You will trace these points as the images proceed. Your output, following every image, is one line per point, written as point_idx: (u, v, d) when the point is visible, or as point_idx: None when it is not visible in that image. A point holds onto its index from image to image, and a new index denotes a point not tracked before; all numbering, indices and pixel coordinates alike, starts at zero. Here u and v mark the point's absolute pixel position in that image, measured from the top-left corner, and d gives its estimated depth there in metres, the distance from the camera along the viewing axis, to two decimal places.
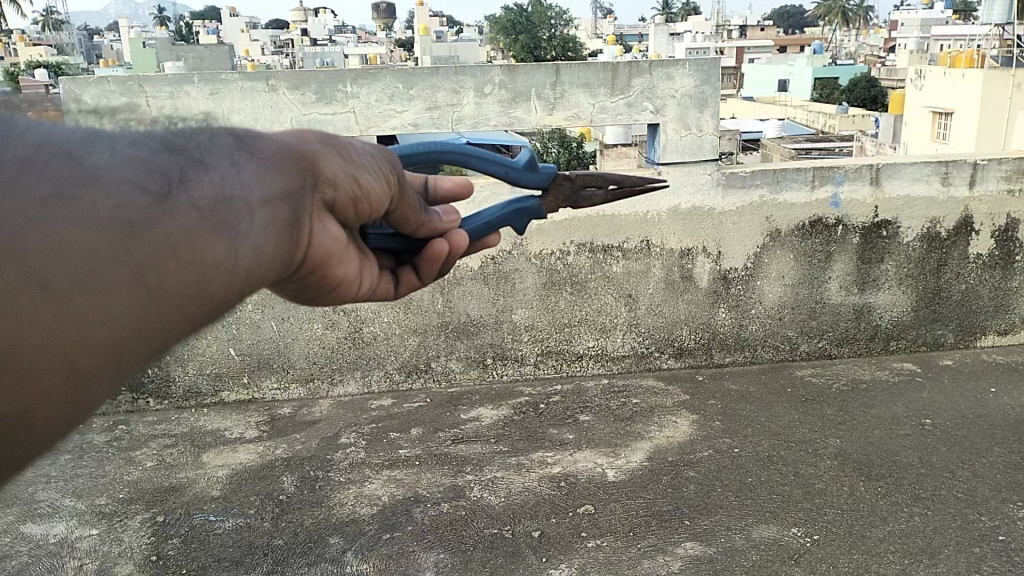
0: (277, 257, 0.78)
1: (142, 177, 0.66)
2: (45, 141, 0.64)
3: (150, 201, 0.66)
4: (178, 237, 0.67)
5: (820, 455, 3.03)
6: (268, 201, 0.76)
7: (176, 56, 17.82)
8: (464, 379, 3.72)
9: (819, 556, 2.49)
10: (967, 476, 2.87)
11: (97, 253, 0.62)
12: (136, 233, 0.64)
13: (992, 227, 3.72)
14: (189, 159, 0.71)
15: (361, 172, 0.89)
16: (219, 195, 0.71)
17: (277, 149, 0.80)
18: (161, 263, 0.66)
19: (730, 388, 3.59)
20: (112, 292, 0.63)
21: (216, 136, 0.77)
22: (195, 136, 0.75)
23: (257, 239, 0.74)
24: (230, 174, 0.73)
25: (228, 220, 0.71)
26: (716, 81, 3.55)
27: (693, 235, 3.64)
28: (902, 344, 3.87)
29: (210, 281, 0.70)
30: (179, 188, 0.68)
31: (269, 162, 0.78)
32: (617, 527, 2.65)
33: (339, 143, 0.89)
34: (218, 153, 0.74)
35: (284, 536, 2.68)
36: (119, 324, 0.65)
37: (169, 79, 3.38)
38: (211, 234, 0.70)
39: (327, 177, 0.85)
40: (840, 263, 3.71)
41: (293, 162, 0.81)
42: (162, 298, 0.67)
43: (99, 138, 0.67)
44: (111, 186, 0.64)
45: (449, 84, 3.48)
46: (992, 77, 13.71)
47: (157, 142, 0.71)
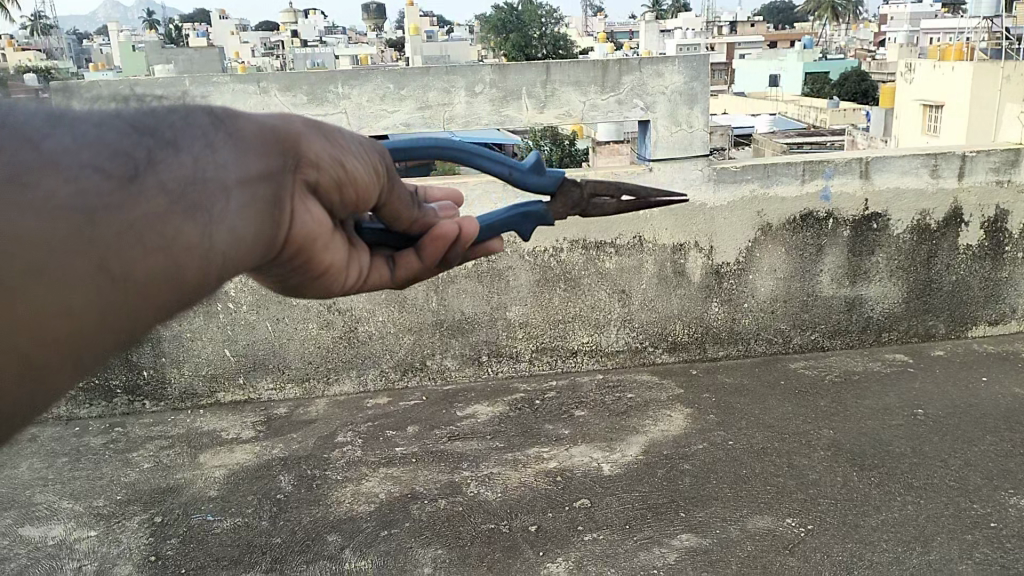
0: (257, 241, 0.73)
1: (107, 157, 0.60)
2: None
3: (114, 186, 0.60)
4: (147, 222, 0.61)
5: (814, 446, 3.06)
6: (246, 182, 0.71)
7: (165, 58, 17.79)
8: (459, 376, 3.73)
9: (813, 545, 2.51)
10: (959, 464, 2.90)
11: (53, 242, 0.57)
12: (98, 220, 0.59)
13: (981, 218, 3.75)
14: (159, 138, 0.66)
15: (349, 155, 0.85)
16: (192, 176, 0.66)
17: (256, 129, 0.75)
18: (128, 251, 0.61)
19: (724, 381, 3.61)
20: (72, 282, 0.58)
21: (190, 114, 0.71)
22: (165, 113, 0.70)
23: (234, 221, 0.69)
24: (205, 155, 0.68)
25: (203, 203, 0.66)
26: (705, 77, 3.59)
27: (685, 230, 3.66)
28: (894, 335, 3.90)
29: (183, 267, 0.65)
30: (147, 170, 0.63)
31: (247, 142, 0.73)
32: (613, 520, 2.67)
33: (324, 125, 0.84)
34: (191, 132, 0.68)
35: (283, 534, 2.69)
36: (82, 316, 0.60)
37: (161, 81, 3.38)
38: (186, 218, 0.64)
39: (310, 158, 0.81)
40: (831, 256, 3.74)
41: (273, 143, 0.76)
42: (130, 286, 0.62)
43: (61, 118, 0.61)
44: (71, 170, 0.58)
45: (440, 83, 3.50)
46: (981, 69, 13.77)
47: (124, 120, 0.65)
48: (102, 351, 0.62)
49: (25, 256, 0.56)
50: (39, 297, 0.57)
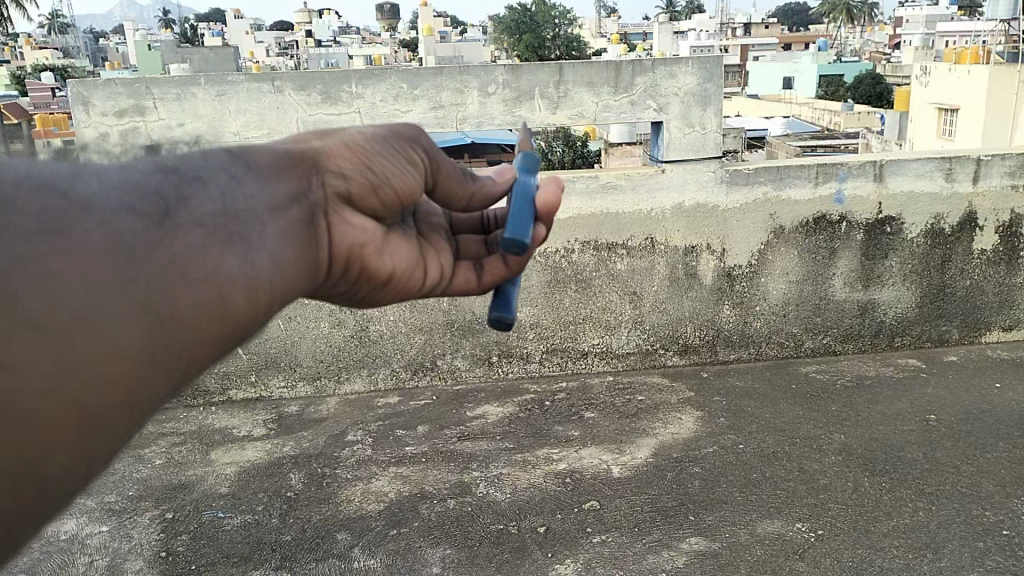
0: (297, 257, 0.85)
1: (139, 203, 0.69)
2: (23, 176, 0.65)
3: (146, 226, 0.69)
4: (184, 257, 0.71)
5: (825, 451, 3.04)
6: (272, 209, 0.82)
7: (180, 56, 17.86)
8: (469, 377, 3.74)
9: (823, 551, 2.50)
10: (971, 470, 2.88)
11: (108, 280, 0.65)
12: (143, 257, 0.67)
13: (995, 223, 3.73)
14: (186, 180, 0.75)
15: (373, 158, 0.97)
16: (220, 210, 0.76)
17: (278, 157, 0.88)
18: (173, 285, 0.69)
19: (735, 385, 3.60)
20: (127, 322, 0.66)
21: (213, 155, 0.82)
22: (190, 155, 0.80)
23: (267, 244, 0.80)
24: (228, 189, 0.78)
25: (236, 234, 0.76)
26: (719, 78, 3.57)
27: (697, 233, 3.66)
28: (907, 339, 3.87)
29: (223, 297, 0.74)
30: (179, 208, 0.72)
31: (266, 173, 0.84)
32: (622, 522, 2.66)
33: (344, 135, 0.97)
34: (213, 172, 0.79)
35: (293, 532, 2.70)
36: (139, 353, 0.67)
37: (176, 80, 3.40)
38: (221, 251, 0.74)
39: (333, 172, 0.93)
40: (844, 260, 3.72)
41: (295, 167, 0.89)
42: (176, 321, 0.70)
43: (83, 172, 0.69)
44: (117, 215, 0.67)
45: (453, 83, 3.51)
46: (998, 73, 13.67)
47: (152, 168, 0.75)
48: (158, 390, 0.70)
49: (84, 301, 0.63)
50: (101, 339, 0.64)
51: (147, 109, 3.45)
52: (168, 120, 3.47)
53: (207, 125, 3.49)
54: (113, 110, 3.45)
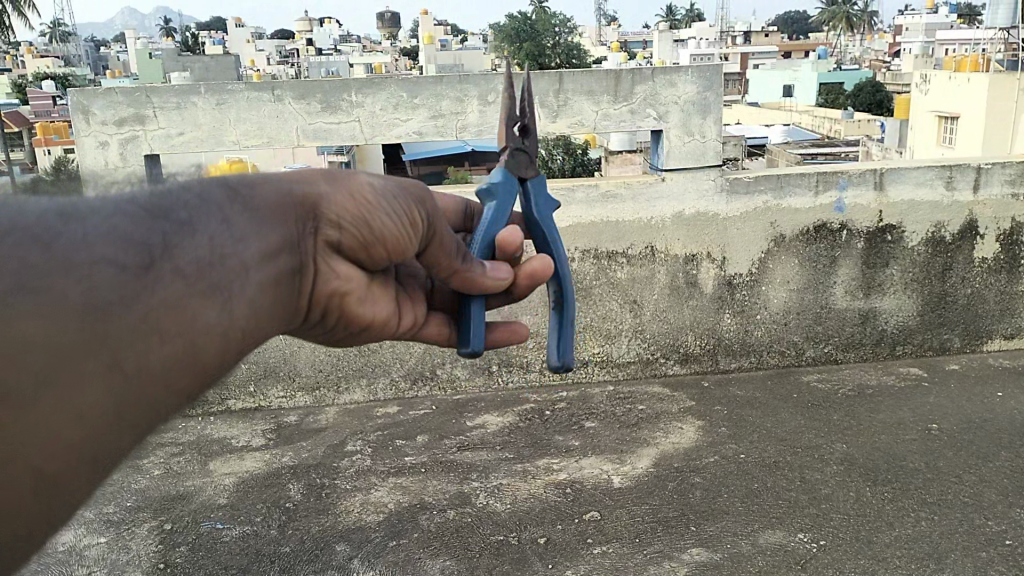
0: (275, 303, 0.91)
1: (123, 255, 0.72)
2: (13, 224, 0.67)
3: (127, 279, 0.72)
4: (159, 311, 0.74)
5: (827, 460, 3.03)
6: (259, 258, 0.87)
7: (180, 65, 17.94)
8: (469, 386, 3.73)
9: (825, 562, 2.49)
10: (973, 480, 2.86)
11: (79, 337, 0.68)
12: (115, 313, 0.71)
13: (996, 231, 3.72)
14: (177, 224, 0.79)
15: (372, 211, 1.03)
16: (207, 258, 0.80)
17: (285, 198, 0.94)
18: (142, 341, 0.73)
19: (736, 394, 3.59)
20: (92, 378, 0.70)
21: (205, 194, 0.85)
22: (184, 193, 0.83)
23: (252, 291, 0.86)
24: (219, 234, 0.83)
25: (216, 285, 0.81)
26: (719, 87, 3.57)
27: (697, 241, 3.66)
28: (909, 348, 3.86)
29: (195, 347, 0.79)
30: (163, 259, 0.76)
31: (267, 218, 0.90)
32: (623, 533, 2.65)
33: (351, 182, 1.02)
34: (206, 213, 0.83)
35: (291, 543, 2.69)
36: (104, 405, 0.71)
37: (175, 89, 3.40)
38: (198, 302, 0.79)
39: (332, 218, 1.00)
40: (845, 268, 3.72)
41: (295, 213, 0.95)
42: (139, 376, 0.74)
43: (75, 216, 0.71)
44: (98, 269, 0.70)
45: (453, 92, 3.50)
46: (999, 81, 13.68)
47: (140, 208, 0.77)
48: (119, 443, 0.73)
49: (51, 360, 0.66)
50: (66, 395, 0.68)
51: (147, 118, 3.45)
52: (168, 129, 3.47)
53: (206, 134, 3.49)
54: (112, 119, 3.45)
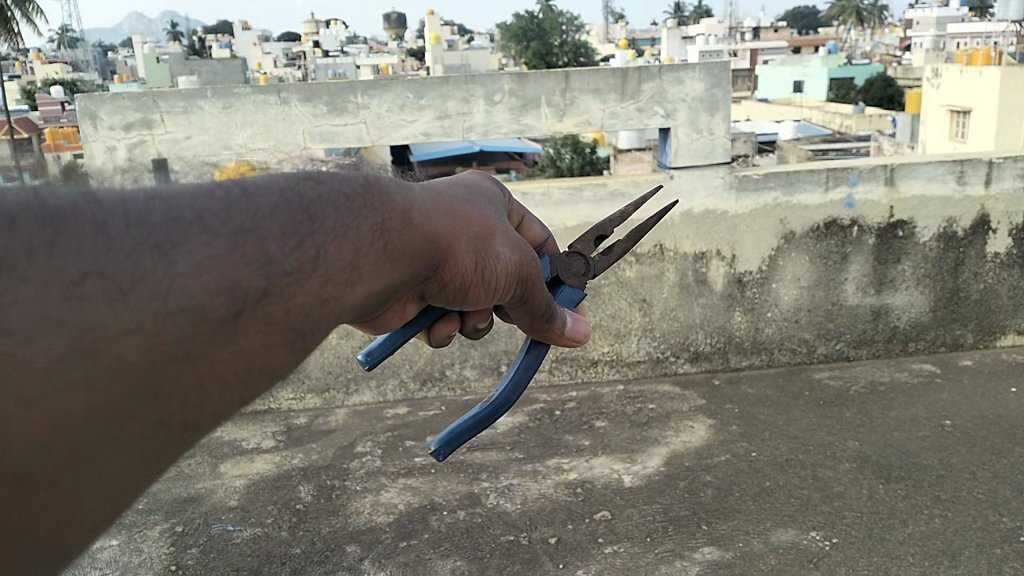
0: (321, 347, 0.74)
1: (209, 304, 0.61)
2: (89, 261, 0.56)
3: (207, 328, 0.61)
4: (229, 364, 0.63)
5: (839, 458, 3.01)
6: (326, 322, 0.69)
7: (187, 69, 18.10)
8: (479, 386, 3.72)
9: (837, 559, 2.47)
10: (987, 476, 2.84)
11: (127, 398, 0.57)
12: (175, 367, 0.60)
13: (1009, 226, 3.68)
14: (289, 268, 0.65)
15: (482, 288, 0.85)
16: (305, 311, 0.67)
17: (406, 250, 0.75)
18: (199, 396, 0.62)
19: (747, 392, 3.57)
20: (133, 442, 0.58)
21: (342, 227, 0.70)
22: (324, 218, 0.70)
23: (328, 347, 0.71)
24: (319, 288, 0.67)
25: (296, 338, 0.67)
26: (727, 84, 3.53)
27: (706, 239, 3.65)
28: (921, 344, 3.82)
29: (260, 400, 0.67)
30: (253, 307, 0.63)
31: (368, 270, 0.71)
32: (633, 532, 2.64)
33: (484, 253, 0.85)
34: (329, 251, 0.68)
35: (302, 544, 2.69)
36: (139, 471, 0.60)
37: (182, 93, 3.41)
38: (275, 353, 0.66)
39: (438, 280, 0.82)
40: (856, 264, 3.69)
41: (407, 268, 0.76)
42: (190, 434, 0.62)
43: (172, 246, 0.60)
44: (168, 321, 0.59)
45: (459, 92, 3.50)
46: (1010, 74, 13.55)
47: (259, 239, 0.64)
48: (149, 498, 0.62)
49: (85, 427, 0.56)
50: (100, 459, 0.57)
51: (155, 123, 3.47)
52: (175, 134, 3.48)
53: (214, 137, 3.49)
54: (120, 124, 3.47)
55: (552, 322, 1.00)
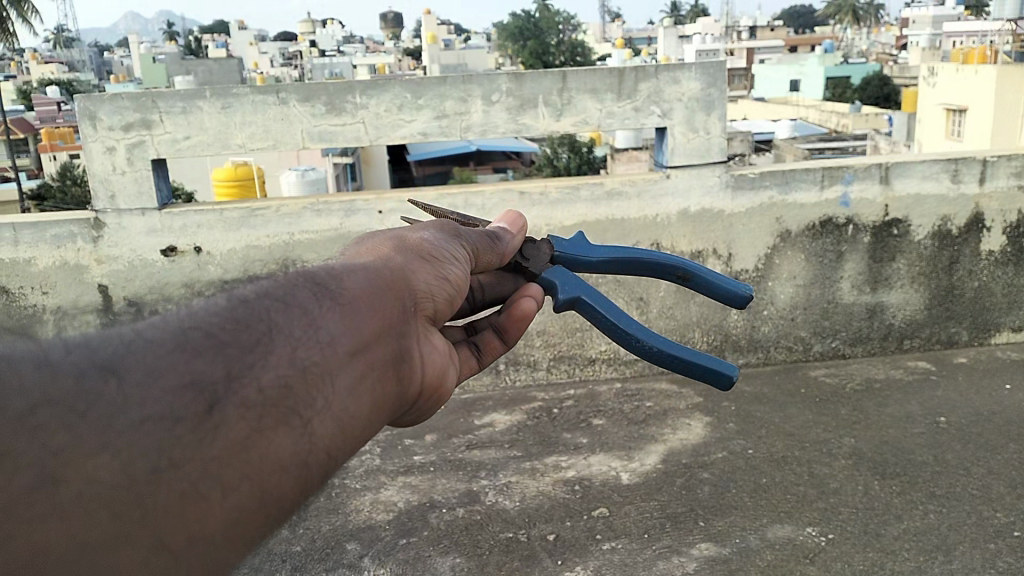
0: (375, 404, 0.82)
1: (177, 403, 0.64)
2: (38, 394, 0.60)
3: (183, 429, 0.63)
4: (220, 460, 0.65)
5: (834, 454, 3.03)
6: (351, 354, 0.79)
7: (187, 68, 18.15)
8: (477, 385, 3.74)
9: (833, 555, 2.49)
10: (982, 472, 2.86)
11: (114, 522, 0.59)
12: (163, 478, 0.62)
13: (1002, 224, 3.71)
14: (249, 346, 0.70)
15: (443, 268, 1.02)
16: (280, 381, 0.71)
17: (374, 283, 0.88)
18: (198, 503, 0.63)
19: (743, 389, 3.59)
20: (132, 568, 0.59)
21: (276, 301, 0.77)
22: (251, 303, 0.75)
23: (339, 403, 0.77)
24: (301, 342, 0.75)
25: (295, 407, 0.72)
26: (723, 83, 3.55)
27: (702, 238, 3.68)
28: (916, 342, 3.85)
29: (268, 489, 0.68)
30: (226, 395, 0.67)
31: (358, 312, 0.82)
32: (631, 529, 2.66)
33: (427, 252, 1.02)
34: (283, 319, 0.75)
35: (302, 542, 2.71)
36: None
37: (180, 94, 3.42)
38: (274, 428, 0.69)
39: (426, 293, 0.97)
40: (852, 263, 3.72)
41: (388, 295, 0.89)
42: (197, 546, 0.63)
43: (121, 364, 0.64)
44: (140, 431, 0.61)
45: (457, 92, 3.52)
46: (1006, 72, 13.55)
47: (202, 337, 0.69)
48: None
49: (75, 559, 0.57)
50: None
51: (154, 123, 3.48)
52: (174, 134, 3.49)
53: (213, 138, 3.50)
54: (120, 124, 3.48)
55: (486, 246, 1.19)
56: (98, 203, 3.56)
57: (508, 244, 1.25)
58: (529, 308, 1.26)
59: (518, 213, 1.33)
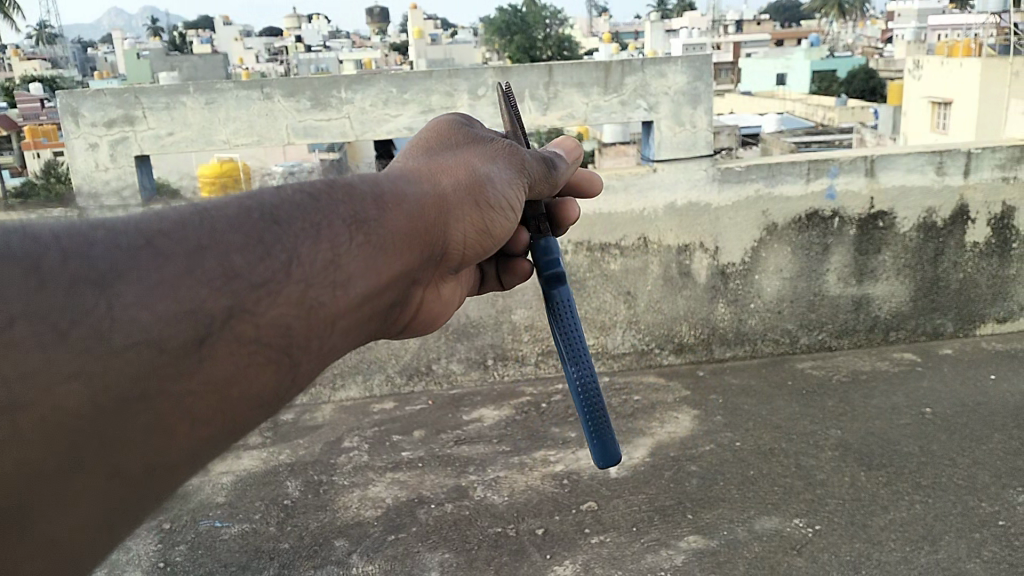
0: (369, 332, 0.94)
1: (168, 334, 0.68)
2: (21, 303, 0.62)
3: (163, 361, 0.68)
4: (194, 395, 0.71)
5: (821, 446, 3.05)
6: (368, 293, 0.89)
7: (171, 63, 17.99)
8: (465, 380, 3.73)
9: (820, 546, 2.50)
10: (968, 463, 2.88)
11: (77, 449, 0.64)
12: (136, 407, 0.67)
13: (987, 215, 3.73)
14: (261, 279, 0.76)
15: (489, 218, 1.11)
16: (280, 321, 0.78)
17: (412, 228, 0.98)
18: (162, 434, 0.69)
19: (731, 382, 3.61)
20: (91, 490, 0.65)
21: (309, 229, 0.84)
22: (287, 223, 0.82)
23: (337, 337, 0.86)
24: (317, 283, 0.82)
25: (290, 347, 0.79)
26: (709, 76, 3.56)
27: (689, 231, 3.68)
28: (902, 333, 3.88)
29: (238, 418, 0.76)
30: (219, 331, 0.72)
31: (382, 254, 0.91)
32: (620, 523, 2.66)
33: (477, 195, 1.10)
34: (307, 254, 0.82)
35: (290, 539, 2.70)
36: (98, 519, 0.66)
37: (164, 89, 3.39)
38: (263, 365, 0.77)
39: (456, 241, 1.07)
40: (837, 255, 3.73)
41: (418, 242, 0.99)
42: (153, 476, 0.69)
43: (114, 285, 0.66)
44: (121, 358, 0.65)
45: (443, 87, 3.50)
46: (991, 65, 13.59)
47: (217, 255, 0.74)
48: (120, 535, 0.69)
49: (33, 481, 0.62)
50: (55, 511, 0.64)
51: (137, 119, 3.45)
52: (157, 130, 3.46)
53: (196, 133, 3.47)
54: (102, 120, 3.44)
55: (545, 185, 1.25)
56: (81, 200, 3.52)
57: (564, 174, 1.30)
58: (525, 270, 1.46)
59: (576, 151, 1.33)
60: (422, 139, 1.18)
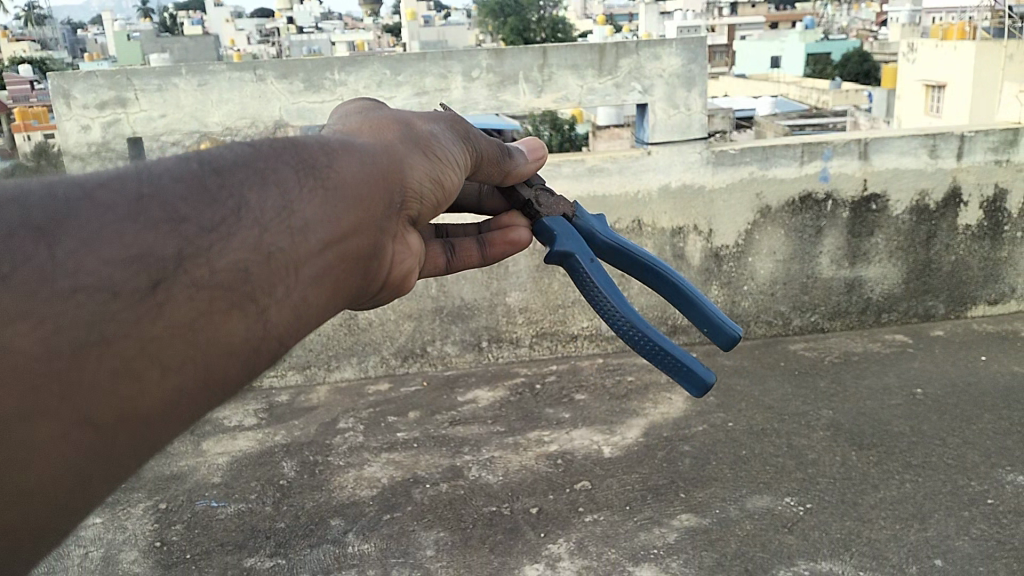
0: (339, 294, 0.77)
1: (120, 276, 0.56)
2: None
3: (117, 303, 0.56)
4: (160, 342, 0.58)
5: (813, 426, 3.08)
6: (326, 244, 0.73)
7: (162, 45, 17.93)
8: (459, 362, 3.75)
9: (811, 524, 2.53)
10: (956, 442, 2.91)
11: (23, 400, 0.53)
12: (90, 357, 0.55)
13: (980, 198, 3.75)
14: (217, 220, 0.63)
15: (446, 169, 0.97)
16: (241, 264, 0.64)
17: (366, 173, 0.82)
18: (126, 385, 0.57)
19: (724, 363, 3.63)
20: (47, 449, 0.54)
21: (257, 170, 0.69)
22: (231, 166, 0.68)
23: (300, 292, 0.70)
24: (273, 226, 0.67)
25: (256, 293, 0.65)
26: (703, 59, 3.56)
27: (684, 214, 3.69)
28: (894, 315, 3.90)
29: (215, 374, 0.63)
30: (177, 272, 0.59)
31: (338, 199, 0.76)
32: (613, 501, 2.69)
33: (425, 141, 0.96)
34: (261, 195, 0.67)
35: (286, 519, 2.71)
36: (68, 478, 0.56)
37: (157, 71, 3.37)
38: (228, 314, 0.63)
39: (414, 190, 0.92)
40: (830, 238, 3.75)
41: (377, 189, 0.83)
42: (124, 431, 0.58)
43: (53, 225, 0.55)
44: (66, 302, 0.54)
45: (437, 68, 3.48)
46: (983, 48, 13.60)
47: (163, 197, 0.61)
48: (95, 496, 0.58)
49: None
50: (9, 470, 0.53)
51: (129, 101, 3.43)
52: (150, 112, 3.44)
53: (189, 116, 3.46)
54: (94, 102, 3.42)
55: (501, 158, 1.15)
56: None
57: (523, 169, 1.20)
58: (522, 238, 1.29)
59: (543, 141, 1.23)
60: (346, 106, 1.02)
